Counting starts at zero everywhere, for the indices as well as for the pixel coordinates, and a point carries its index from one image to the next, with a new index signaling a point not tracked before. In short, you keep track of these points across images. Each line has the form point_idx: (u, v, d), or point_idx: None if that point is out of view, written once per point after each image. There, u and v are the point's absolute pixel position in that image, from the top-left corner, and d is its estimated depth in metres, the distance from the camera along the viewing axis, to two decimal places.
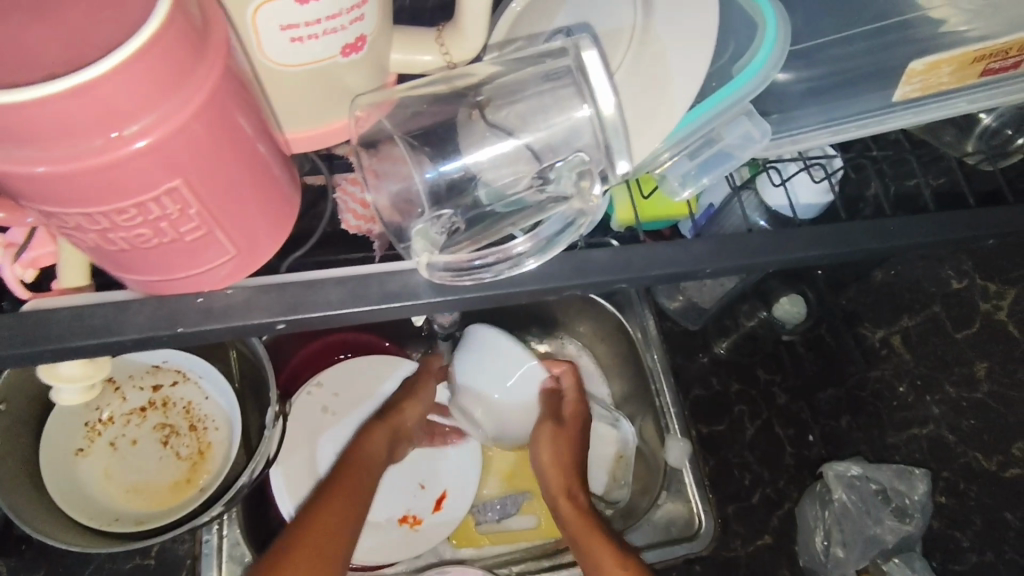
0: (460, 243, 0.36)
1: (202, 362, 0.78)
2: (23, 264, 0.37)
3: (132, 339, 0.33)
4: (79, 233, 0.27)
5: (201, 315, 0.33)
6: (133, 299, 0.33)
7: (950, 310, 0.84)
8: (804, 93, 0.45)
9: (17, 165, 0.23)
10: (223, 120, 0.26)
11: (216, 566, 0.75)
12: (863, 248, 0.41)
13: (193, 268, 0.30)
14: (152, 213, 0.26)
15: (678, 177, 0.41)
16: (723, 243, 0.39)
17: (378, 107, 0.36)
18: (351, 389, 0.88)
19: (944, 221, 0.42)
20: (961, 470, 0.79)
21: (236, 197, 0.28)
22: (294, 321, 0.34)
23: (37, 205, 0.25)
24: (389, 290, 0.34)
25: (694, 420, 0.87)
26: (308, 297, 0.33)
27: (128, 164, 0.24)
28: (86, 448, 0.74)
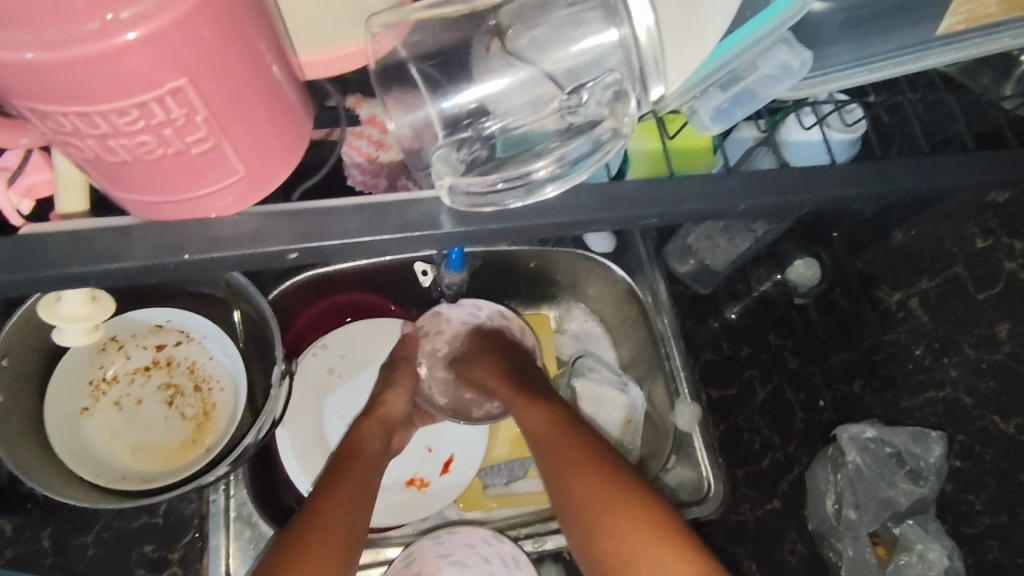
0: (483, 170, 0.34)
1: (205, 321, 0.77)
2: (19, 193, 0.36)
3: (135, 269, 0.32)
4: (76, 139, 0.26)
5: (206, 244, 0.31)
6: (139, 228, 0.31)
7: (973, 270, 0.72)
8: (839, 27, 0.42)
9: (7, 51, 0.22)
10: (229, 17, 0.24)
11: (224, 525, 0.75)
12: (900, 188, 0.39)
13: (200, 187, 0.29)
14: (154, 117, 0.25)
15: (708, 111, 0.39)
16: (756, 180, 0.37)
17: (394, 28, 0.34)
18: (358, 350, 0.89)
19: (983, 162, 0.40)
20: (976, 432, 0.73)
21: (245, 109, 0.27)
22: (306, 250, 0.33)
23: (29, 102, 0.24)
24: (409, 219, 0.33)
25: (703, 384, 0.86)
26: (325, 227, 0.32)
27: (125, 56, 0.23)
28: (91, 407, 0.73)
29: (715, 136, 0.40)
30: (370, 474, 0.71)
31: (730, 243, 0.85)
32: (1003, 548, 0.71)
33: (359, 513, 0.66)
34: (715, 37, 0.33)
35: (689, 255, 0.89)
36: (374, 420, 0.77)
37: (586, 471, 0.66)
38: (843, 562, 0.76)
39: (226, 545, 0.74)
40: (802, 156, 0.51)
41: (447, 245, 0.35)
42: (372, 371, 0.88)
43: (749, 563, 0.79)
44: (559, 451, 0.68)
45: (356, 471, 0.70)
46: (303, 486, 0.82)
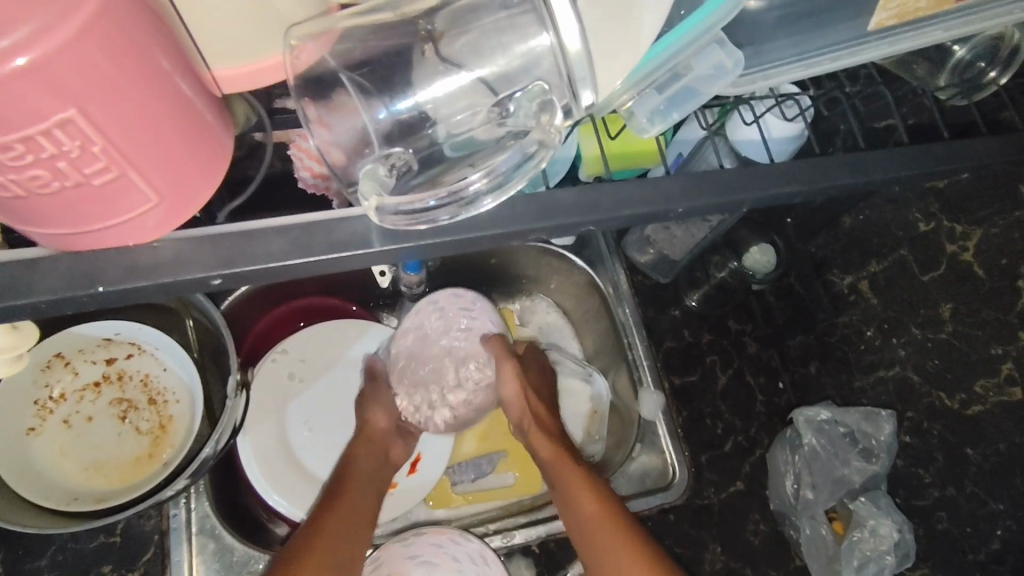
0: (421, 182, 0.33)
1: (156, 333, 0.75)
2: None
3: (48, 300, 0.30)
4: None
5: (124, 270, 0.30)
6: (57, 252, 0.30)
7: (917, 253, 0.74)
8: (775, 24, 0.42)
9: None
10: (117, 45, 0.23)
11: (186, 540, 0.73)
12: (835, 184, 0.39)
13: (111, 217, 0.28)
14: (45, 151, 0.24)
15: (647, 114, 0.39)
16: (694, 181, 0.37)
17: (319, 39, 0.33)
18: (317, 354, 0.88)
19: (914, 156, 0.41)
20: (925, 409, 0.75)
21: (149, 138, 0.26)
22: (230, 276, 0.32)
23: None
24: (337, 238, 0.33)
25: (667, 373, 0.88)
26: (250, 247, 0.32)
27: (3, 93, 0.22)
28: (37, 427, 0.71)
29: (654, 137, 0.40)
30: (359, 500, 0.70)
31: (687, 233, 0.87)
32: (951, 518, 0.74)
33: (348, 539, 0.65)
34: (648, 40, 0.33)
35: (649, 245, 0.91)
36: (365, 440, 0.76)
37: (630, 548, 0.65)
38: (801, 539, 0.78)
39: (188, 560, 0.73)
40: (747, 151, 0.52)
41: (402, 258, 0.35)
42: (334, 376, 0.88)
43: (714, 546, 0.81)
44: (602, 520, 0.67)
45: (346, 497, 0.69)
46: (268, 494, 0.81)
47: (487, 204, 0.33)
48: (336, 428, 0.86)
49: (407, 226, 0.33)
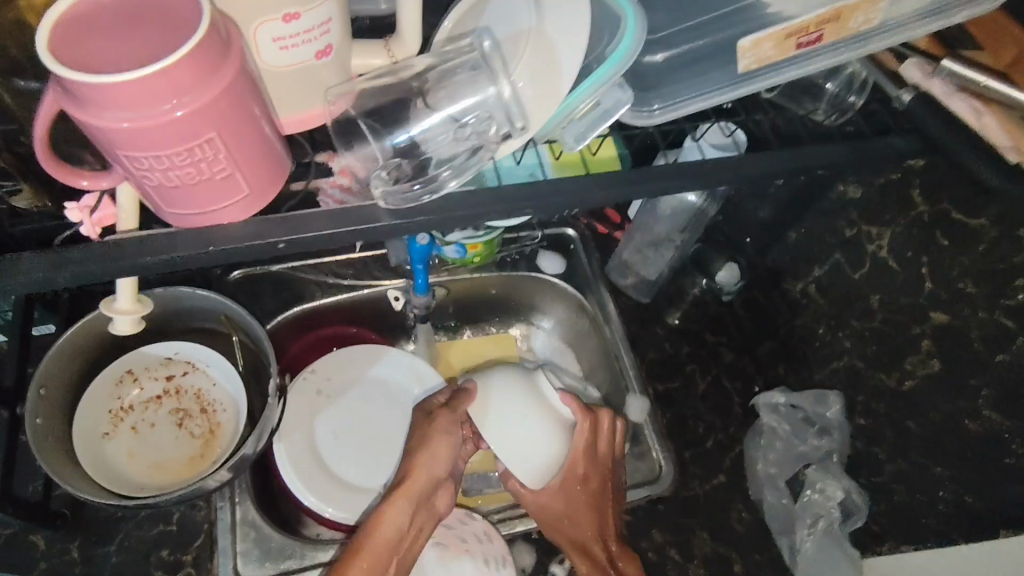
0: (414, 179, 0.49)
1: (208, 351, 0.89)
2: (91, 223, 0.46)
3: (181, 256, 0.45)
4: (142, 174, 0.38)
5: (224, 240, 0.44)
6: (174, 232, 0.45)
7: (848, 255, 0.86)
8: (667, 73, 0.59)
9: (110, 122, 0.35)
10: (246, 94, 0.38)
11: (230, 528, 0.84)
12: (719, 178, 0.54)
13: (223, 201, 0.42)
14: (199, 158, 0.38)
15: (572, 136, 0.53)
16: (609, 177, 0.52)
17: (345, 96, 0.48)
18: (343, 372, 1.02)
19: (786, 157, 0.55)
20: (871, 391, 0.87)
21: (254, 149, 0.40)
22: (291, 241, 0.46)
23: (123, 152, 0.37)
24: (364, 217, 0.47)
25: (651, 380, 0.98)
26: (302, 224, 0.46)
27: (182, 125, 0.36)
28: (111, 431, 0.84)
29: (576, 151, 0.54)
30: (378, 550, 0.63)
31: (658, 254, 1.04)
32: (906, 488, 0.83)
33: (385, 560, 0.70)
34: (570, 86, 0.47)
35: (628, 271, 1.06)
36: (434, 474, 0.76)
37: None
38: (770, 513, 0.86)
39: (232, 546, 0.83)
40: None
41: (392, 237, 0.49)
42: (356, 391, 1.01)
43: (702, 532, 0.86)
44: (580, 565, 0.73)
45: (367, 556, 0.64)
46: (302, 493, 0.92)
47: (450, 184, 0.49)
48: (360, 436, 0.99)
49: (407, 206, 0.48)
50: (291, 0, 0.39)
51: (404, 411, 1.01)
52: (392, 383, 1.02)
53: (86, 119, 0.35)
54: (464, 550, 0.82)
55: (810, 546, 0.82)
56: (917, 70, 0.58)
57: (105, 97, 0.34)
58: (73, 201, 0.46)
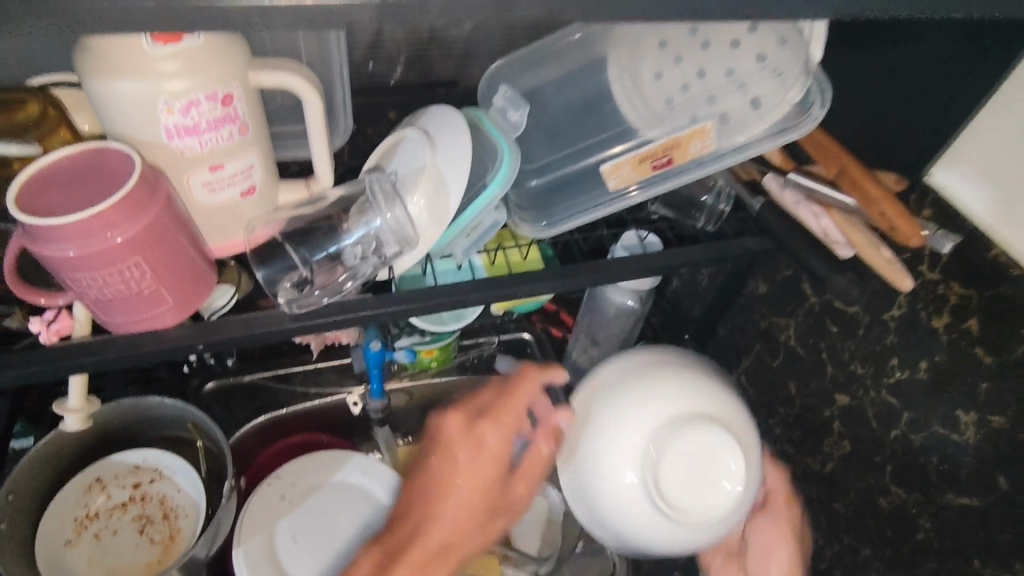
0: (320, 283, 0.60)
1: (175, 459, 0.94)
2: (49, 332, 0.55)
3: (114, 358, 0.54)
4: (84, 291, 0.48)
5: (151, 341, 0.54)
6: (110, 338, 0.54)
7: (766, 345, 0.93)
8: (546, 194, 0.74)
9: (57, 253, 0.44)
10: (171, 226, 0.48)
11: None
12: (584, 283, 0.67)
13: (152, 311, 0.51)
14: (130, 277, 0.47)
15: (460, 248, 0.65)
16: (486, 281, 0.64)
17: (271, 224, 0.59)
18: (306, 478, 1.06)
19: (642, 263, 0.68)
20: (803, 474, 0.88)
21: (179, 268, 0.50)
22: (207, 343, 0.56)
23: (67, 274, 0.46)
24: (274, 320, 0.59)
25: None
26: (219, 330, 0.57)
27: (115, 253, 0.45)
28: (74, 539, 0.89)
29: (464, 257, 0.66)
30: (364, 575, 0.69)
31: (603, 352, 1.11)
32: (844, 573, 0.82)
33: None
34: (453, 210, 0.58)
35: (580, 370, 1.13)
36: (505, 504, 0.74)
37: None
38: None
39: None
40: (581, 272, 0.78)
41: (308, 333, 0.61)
42: (318, 496, 1.05)
43: None
44: None
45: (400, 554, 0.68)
46: None
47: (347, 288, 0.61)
48: (319, 542, 1.01)
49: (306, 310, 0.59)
50: (214, 155, 0.51)
51: (365, 518, 1.03)
52: (354, 489, 1.06)
53: (38, 251, 0.44)
54: None
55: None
56: (777, 183, 0.69)
57: (53, 234, 0.44)
58: (36, 318, 0.55)
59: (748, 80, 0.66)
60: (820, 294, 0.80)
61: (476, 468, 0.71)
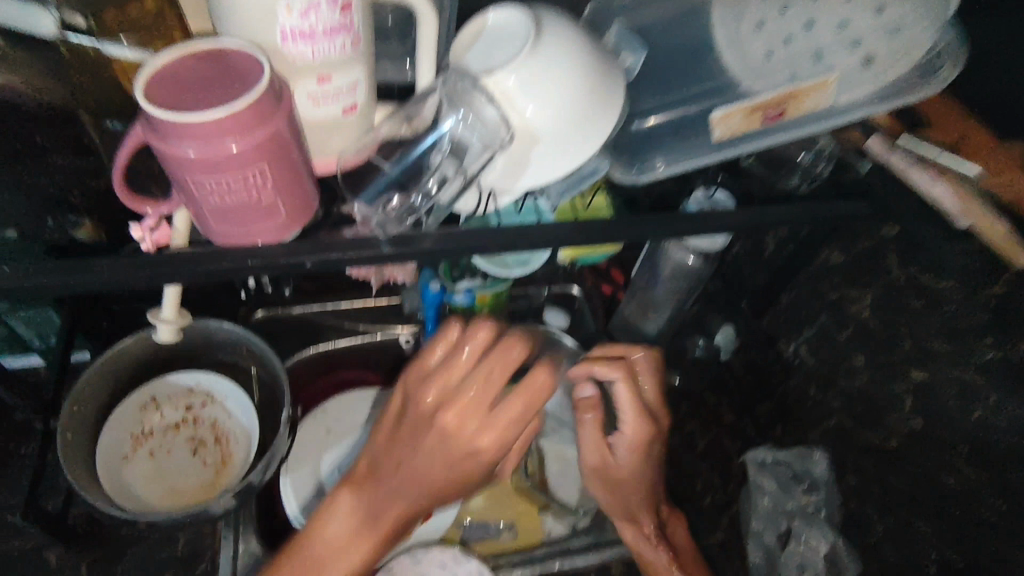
0: (408, 206, 0.57)
1: (228, 383, 0.95)
2: (149, 241, 0.53)
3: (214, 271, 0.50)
4: (202, 196, 0.46)
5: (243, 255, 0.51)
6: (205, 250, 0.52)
7: (835, 317, 0.91)
8: (649, 137, 0.71)
9: (181, 153, 0.43)
10: (289, 134, 0.46)
11: (231, 558, 0.86)
12: (689, 230, 0.62)
13: (260, 222, 0.50)
14: (248, 182, 0.46)
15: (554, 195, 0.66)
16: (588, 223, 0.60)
17: (363, 150, 0.59)
18: (349, 415, 1.05)
19: (749, 214, 0.64)
20: (861, 450, 0.88)
21: (291, 178, 0.48)
22: (314, 259, 0.52)
23: (188, 175, 0.44)
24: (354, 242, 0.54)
25: (651, 436, 1.04)
26: (319, 247, 0.52)
27: (237, 158, 0.44)
28: (131, 455, 0.89)
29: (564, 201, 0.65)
30: (407, 444, 0.63)
31: (658, 314, 1.09)
32: (895, 548, 0.84)
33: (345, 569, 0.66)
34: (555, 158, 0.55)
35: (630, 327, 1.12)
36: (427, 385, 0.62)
37: None
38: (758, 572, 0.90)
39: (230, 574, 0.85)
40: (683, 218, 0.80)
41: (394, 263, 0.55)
42: (363, 432, 1.05)
43: None
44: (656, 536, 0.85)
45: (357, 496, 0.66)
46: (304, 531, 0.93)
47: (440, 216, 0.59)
48: None
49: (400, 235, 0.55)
50: (327, 66, 0.49)
51: None
52: None
53: (162, 148, 0.43)
54: None
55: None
56: (881, 144, 0.70)
57: (177, 131, 0.42)
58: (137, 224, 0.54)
59: (857, 35, 0.65)
60: (907, 266, 0.77)
61: (506, 353, 0.62)
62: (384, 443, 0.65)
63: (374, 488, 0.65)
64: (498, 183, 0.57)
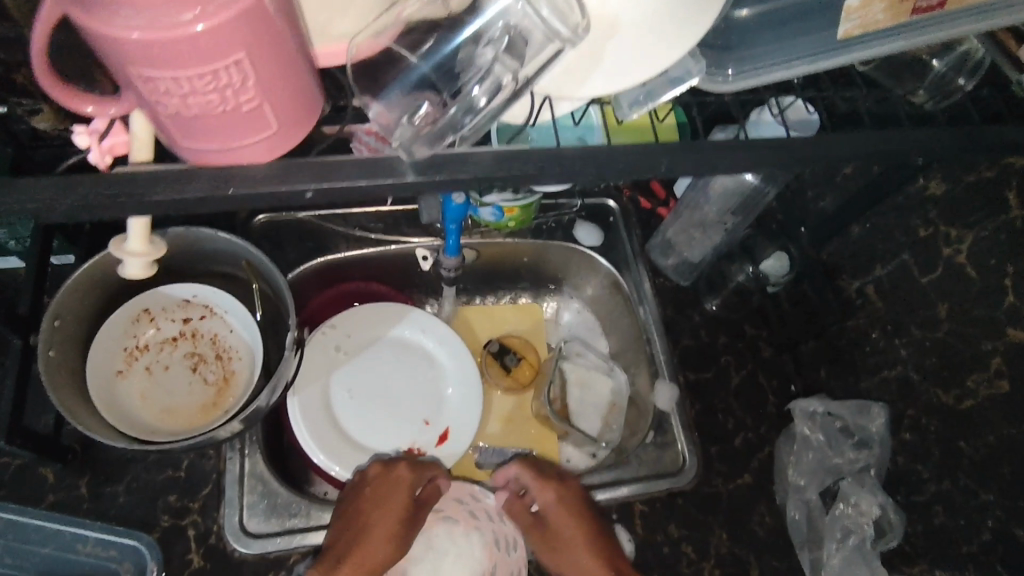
0: (439, 119, 0.44)
1: (228, 297, 0.87)
2: (101, 149, 0.42)
3: (190, 200, 0.40)
4: (160, 98, 0.34)
5: (226, 176, 0.40)
6: (177, 169, 0.40)
7: (918, 257, 0.79)
8: (756, 24, 0.54)
9: (122, 33, 0.30)
10: (277, 12, 0.32)
11: (238, 481, 0.82)
12: (792, 158, 0.50)
13: (243, 138, 0.37)
14: (222, 81, 0.33)
15: (627, 102, 0.53)
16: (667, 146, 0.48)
17: (384, 35, 0.44)
18: (362, 331, 0.98)
19: (867, 140, 0.52)
20: (923, 405, 0.82)
21: (282, 77, 0.35)
22: (319, 189, 0.41)
23: (137, 68, 0.32)
24: (381, 164, 0.42)
25: (682, 368, 0.96)
26: (332, 172, 0.41)
27: (200, 44, 0.31)
28: (125, 371, 0.82)
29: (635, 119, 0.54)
30: (345, 537, 0.73)
31: (705, 238, 0.98)
32: (947, 511, 0.80)
33: None
34: (638, 59, 0.47)
35: (671, 250, 1.01)
36: (393, 497, 0.76)
37: None
38: (788, 518, 0.86)
39: (238, 497, 0.81)
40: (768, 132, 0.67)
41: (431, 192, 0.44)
42: (376, 350, 0.98)
43: (719, 531, 0.87)
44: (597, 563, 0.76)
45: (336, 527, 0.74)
46: (314, 452, 0.89)
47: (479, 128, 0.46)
48: (376, 399, 0.95)
49: (432, 157, 0.43)
50: None
51: (427, 375, 0.98)
52: (413, 347, 0.99)
53: (95, 26, 0.30)
54: (474, 525, 0.84)
55: (835, 549, 0.82)
56: None
57: None
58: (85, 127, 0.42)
59: None
60: None
61: (397, 481, 0.78)
62: (354, 490, 0.77)
63: (350, 502, 0.76)
64: (555, 88, 0.48)
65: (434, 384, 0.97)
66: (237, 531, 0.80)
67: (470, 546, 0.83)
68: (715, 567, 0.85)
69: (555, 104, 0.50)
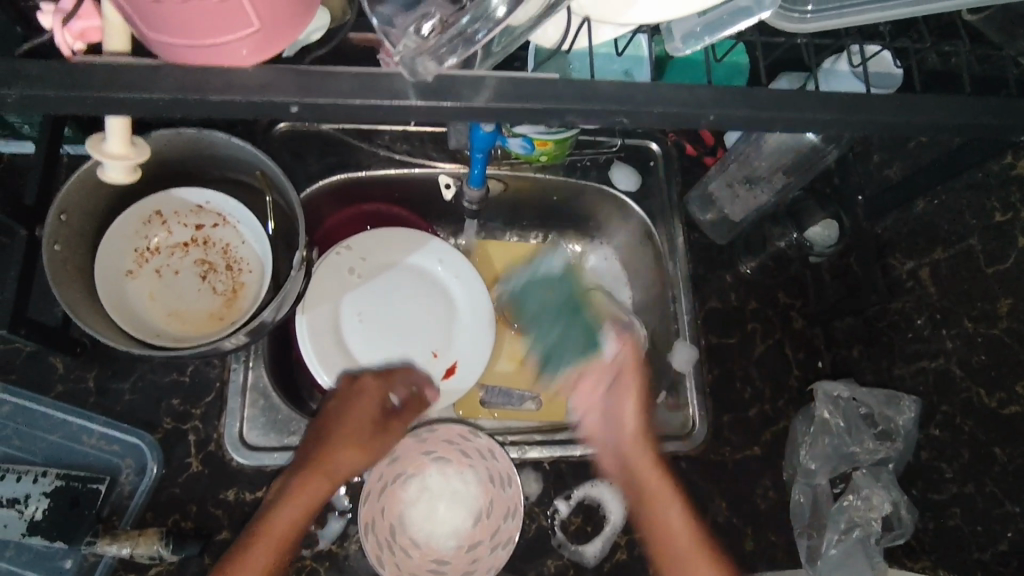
0: (450, 30, 0.38)
1: (242, 207, 0.84)
2: (69, 32, 0.41)
3: (160, 101, 0.38)
4: None
5: (219, 87, 0.38)
6: (157, 66, 0.37)
7: (987, 244, 0.71)
8: None
9: None
10: None
11: (241, 393, 0.82)
12: (873, 121, 0.43)
13: (219, 35, 0.35)
14: None
15: (681, 34, 0.45)
16: (719, 91, 0.41)
17: None
18: (379, 255, 0.94)
19: (964, 106, 0.44)
20: (961, 403, 0.74)
21: None
22: (306, 105, 0.39)
23: None
24: (392, 88, 0.39)
25: (705, 330, 0.92)
26: (324, 84, 0.38)
27: None
28: (135, 271, 0.80)
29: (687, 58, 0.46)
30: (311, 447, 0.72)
31: (750, 195, 0.91)
32: (964, 515, 0.74)
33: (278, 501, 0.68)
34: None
35: (711, 204, 0.95)
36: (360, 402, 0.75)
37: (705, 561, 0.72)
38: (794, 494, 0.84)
39: (240, 409, 0.82)
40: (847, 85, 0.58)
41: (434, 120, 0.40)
42: (391, 277, 0.94)
43: (720, 500, 0.85)
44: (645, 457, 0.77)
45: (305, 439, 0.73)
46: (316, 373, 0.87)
47: (500, 49, 0.42)
48: (385, 325, 0.93)
49: (436, 80, 0.39)
50: None
51: (439, 308, 0.95)
52: (428, 277, 0.95)
53: None
54: (467, 464, 0.83)
55: (837, 534, 0.80)
56: None
57: None
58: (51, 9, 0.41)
59: None
60: None
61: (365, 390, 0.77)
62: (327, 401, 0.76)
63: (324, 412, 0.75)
64: (596, 9, 0.43)
65: (447, 317, 0.94)
66: (236, 441, 0.80)
67: (465, 484, 0.83)
68: (710, 534, 0.84)
69: (594, 29, 0.45)
